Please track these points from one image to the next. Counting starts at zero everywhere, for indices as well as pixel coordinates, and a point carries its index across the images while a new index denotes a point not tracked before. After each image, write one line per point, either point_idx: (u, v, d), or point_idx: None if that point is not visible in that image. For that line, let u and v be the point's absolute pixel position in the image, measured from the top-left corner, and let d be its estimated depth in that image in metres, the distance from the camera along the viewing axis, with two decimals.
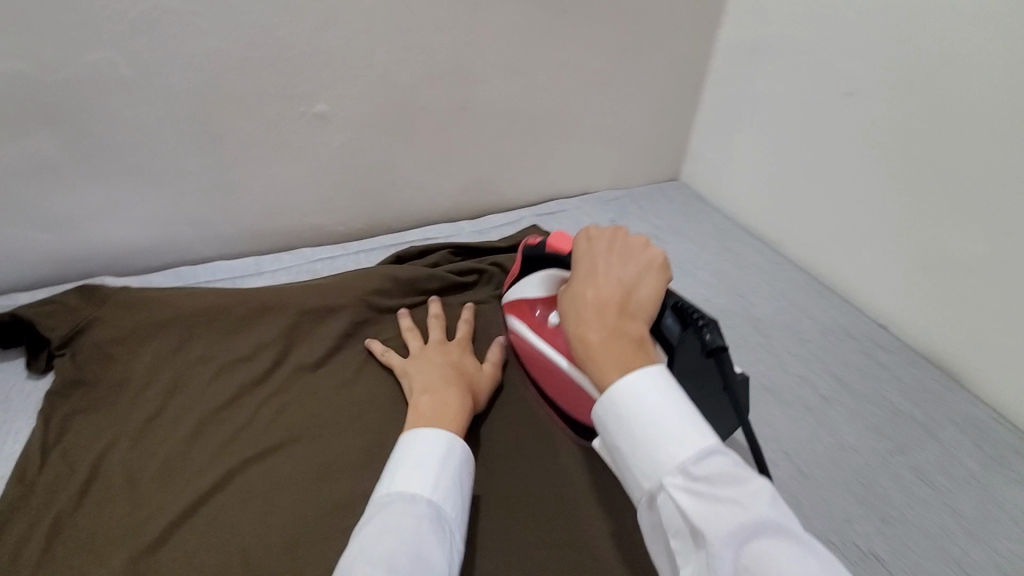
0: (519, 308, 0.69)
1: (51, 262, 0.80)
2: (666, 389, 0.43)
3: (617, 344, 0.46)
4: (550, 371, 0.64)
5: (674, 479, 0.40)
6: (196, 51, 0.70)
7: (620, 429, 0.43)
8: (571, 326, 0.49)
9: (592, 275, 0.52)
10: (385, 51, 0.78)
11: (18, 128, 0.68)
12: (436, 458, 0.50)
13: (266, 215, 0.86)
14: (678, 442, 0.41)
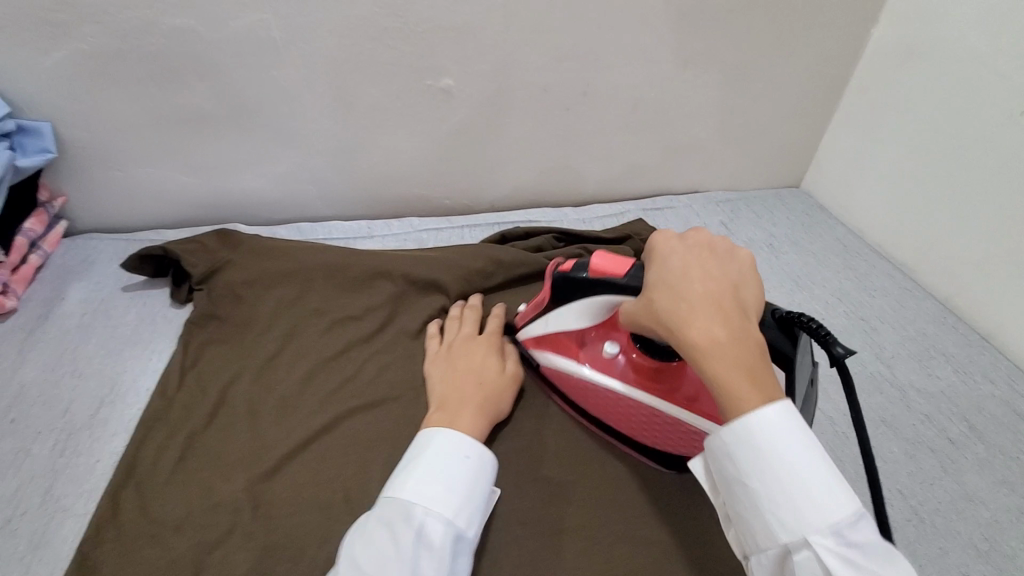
0: (559, 344, 0.62)
1: (195, 206, 0.88)
2: (811, 441, 0.40)
3: (744, 352, 0.42)
4: (616, 405, 0.58)
5: (823, 539, 0.38)
6: (340, 17, 0.73)
7: (759, 470, 0.40)
8: (683, 331, 0.43)
9: (686, 276, 0.46)
10: (515, 29, 0.78)
11: (182, 80, 0.76)
12: (424, 455, 0.49)
13: (383, 182, 0.90)
14: (833, 505, 0.38)
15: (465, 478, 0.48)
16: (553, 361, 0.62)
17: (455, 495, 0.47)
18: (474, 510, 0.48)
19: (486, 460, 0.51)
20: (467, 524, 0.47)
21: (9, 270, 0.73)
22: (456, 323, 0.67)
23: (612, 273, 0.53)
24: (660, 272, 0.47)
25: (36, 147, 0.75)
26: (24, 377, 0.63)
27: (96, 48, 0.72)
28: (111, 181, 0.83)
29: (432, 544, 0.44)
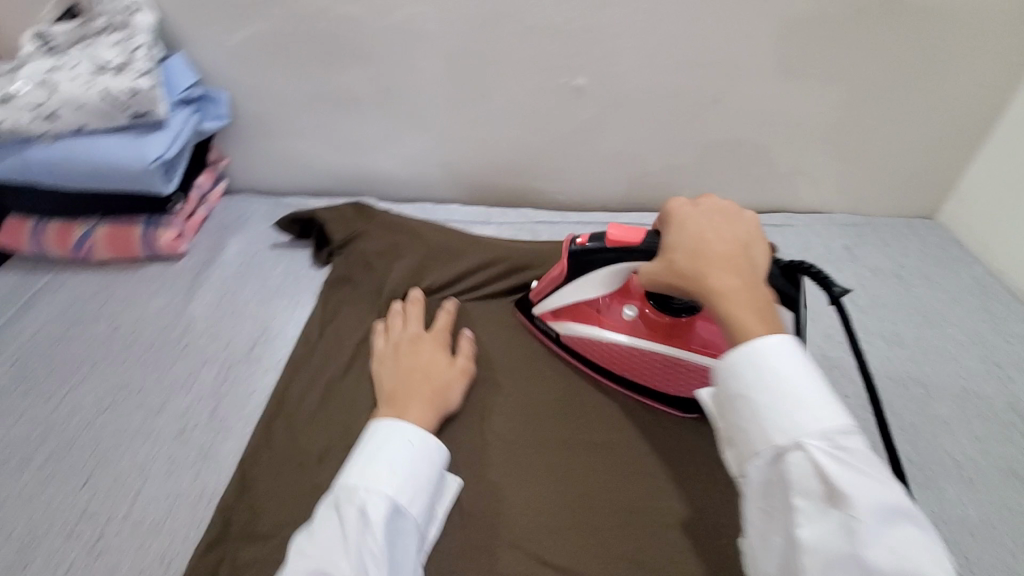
0: (578, 312, 0.66)
1: (333, 177, 0.96)
2: (802, 357, 0.44)
3: (751, 299, 0.47)
4: (639, 360, 0.62)
5: (817, 442, 0.40)
6: (492, 14, 0.77)
7: (758, 380, 0.44)
8: (701, 279, 0.49)
9: (702, 236, 0.52)
10: (658, 33, 0.79)
11: (341, 62, 0.83)
12: (365, 445, 0.52)
13: (505, 172, 0.94)
14: (823, 410, 0.42)
15: (406, 460, 0.51)
16: (579, 330, 0.65)
17: (395, 477, 0.49)
18: (415, 492, 0.50)
19: (431, 447, 0.53)
20: (409, 503, 0.49)
21: (184, 219, 0.80)
22: (400, 322, 0.67)
23: (632, 241, 0.57)
24: (676, 233, 0.54)
25: (211, 114, 0.84)
26: (193, 312, 0.72)
27: (275, 28, 0.80)
28: (268, 149, 0.93)
29: (374, 522, 0.46)
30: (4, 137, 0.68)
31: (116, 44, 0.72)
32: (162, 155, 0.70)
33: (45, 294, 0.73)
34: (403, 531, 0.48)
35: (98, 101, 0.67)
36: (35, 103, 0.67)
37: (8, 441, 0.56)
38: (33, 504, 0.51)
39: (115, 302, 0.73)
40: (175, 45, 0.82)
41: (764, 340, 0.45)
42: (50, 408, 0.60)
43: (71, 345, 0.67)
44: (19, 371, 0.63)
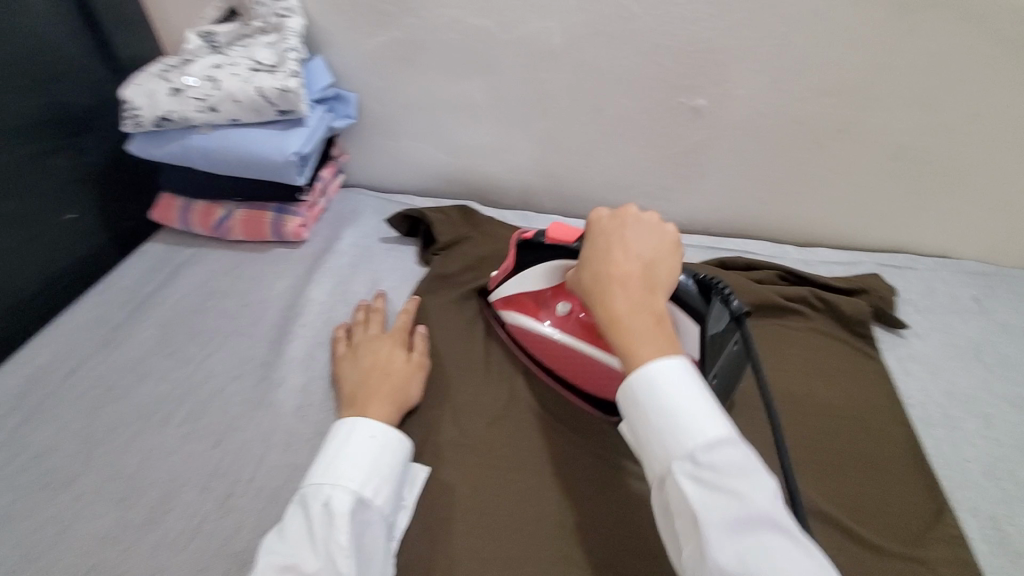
0: (521, 303, 0.68)
1: (442, 180, 1.00)
2: (686, 376, 0.43)
3: (640, 319, 0.45)
4: (560, 354, 0.64)
5: (681, 463, 0.40)
6: (619, 32, 0.78)
7: (639, 409, 0.43)
8: (594, 298, 0.48)
9: (606, 254, 0.49)
10: (789, 59, 0.76)
11: (465, 71, 0.86)
12: (330, 445, 0.53)
13: (609, 187, 0.94)
14: (695, 431, 0.40)
15: (364, 455, 0.52)
16: (517, 320, 0.67)
17: (358, 470, 0.51)
18: (384, 482, 0.52)
19: (396, 440, 0.55)
20: (375, 494, 0.50)
21: (309, 208, 0.86)
22: (362, 321, 0.70)
23: (567, 243, 0.59)
24: (582, 253, 0.51)
25: (340, 112, 0.90)
26: (311, 295, 0.77)
27: (408, 36, 0.84)
28: (385, 148, 0.98)
29: (340, 514, 0.47)
30: (171, 124, 0.75)
31: (270, 45, 0.79)
32: (301, 150, 0.76)
33: (189, 264, 0.82)
34: (370, 521, 0.49)
35: (254, 97, 0.74)
36: (200, 96, 0.74)
37: (153, 396, 0.63)
38: (173, 457, 0.57)
39: (245, 280, 0.80)
40: (316, 47, 0.88)
41: (645, 366, 0.43)
42: (188, 370, 0.66)
43: (208, 316, 0.73)
44: (164, 334, 0.70)
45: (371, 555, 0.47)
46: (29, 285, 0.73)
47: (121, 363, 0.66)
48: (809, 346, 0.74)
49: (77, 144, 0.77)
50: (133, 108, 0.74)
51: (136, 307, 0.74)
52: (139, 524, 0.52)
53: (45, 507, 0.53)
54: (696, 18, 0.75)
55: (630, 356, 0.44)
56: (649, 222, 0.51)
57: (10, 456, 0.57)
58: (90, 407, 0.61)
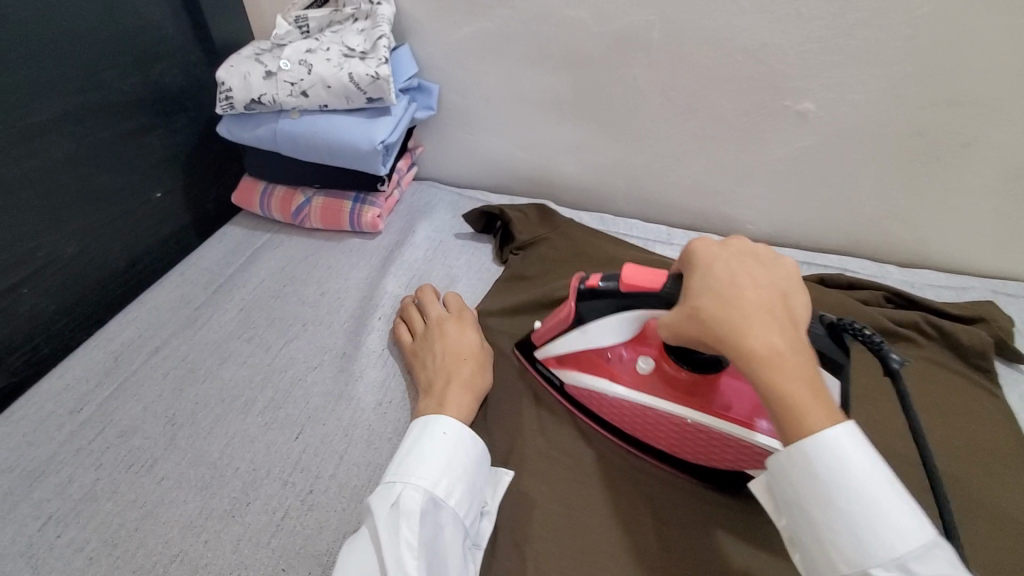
0: (584, 360, 0.59)
1: (518, 177, 0.98)
2: (873, 457, 0.37)
3: (800, 362, 0.38)
4: (645, 418, 0.55)
5: (884, 572, 0.34)
6: (724, 28, 0.73)
7: (816, 490, 0.37)
8: (737, 331, 0.39)
9: (735, 283, 0.42)
10: (909, 65, 0.70)
11: (553, 66, 0.83)
12: (406, 441, 0.50)
13: (693, 193, 0.90)
14: (892, 527, 0.35)
15: (437, 451, 0.48)
16: (584, 381, 0.59)
17: (432, 466, 0.47)
18: (458, 482, 0.48)
19: (469, 436, 0.51)
20: (449, 494, 0.47)
21: (386, 199, 0.85)
22: (419, 312, 0.66)
23: (648, 288, 0.50)
24: (700, 277, 0.44)
25: (421, 103, 0.88)
26: (387, 288, 0.75)
27: (497, 27, 0.81)
28: (462, 141, 0.96)
29: (409, 513, 0.44)
30: (262, 107, 0.75)
31: (362, 32, 0.77)
32: (388, 139, 0.75)
33: (270, 249, 0.82)
34: (445, 522, 0.46)
35: (345, 83, 0.72)
36: (293, 80, 0.73)
37: (234, 381, 0.62)
38: (254, 446, 0.56)
39: (322, 267, 0.79)
40: (402, 36, 0.86)
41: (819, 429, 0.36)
42: (268, 357, 0.65)
43: (286, 302, 0.73)
44: (244, 318, 0.70)
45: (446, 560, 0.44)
46: (117, 261, 0.73)
47: (204, 345, 0.66)
48: (917, 374, 0.69)
49: (169, 124, 0.77)
50: (226, 89, 0.74)
51: (216, 290, 0.74)
52: (221, 514, 0.50)
53: (130, 487, 0.51)
54: (813, 15, 0.70)
55: (795, 406, 0.37)
56: (766, 251, 0.45)
57: (96, 430, 0.56)
58: (173, 388, 0.60)
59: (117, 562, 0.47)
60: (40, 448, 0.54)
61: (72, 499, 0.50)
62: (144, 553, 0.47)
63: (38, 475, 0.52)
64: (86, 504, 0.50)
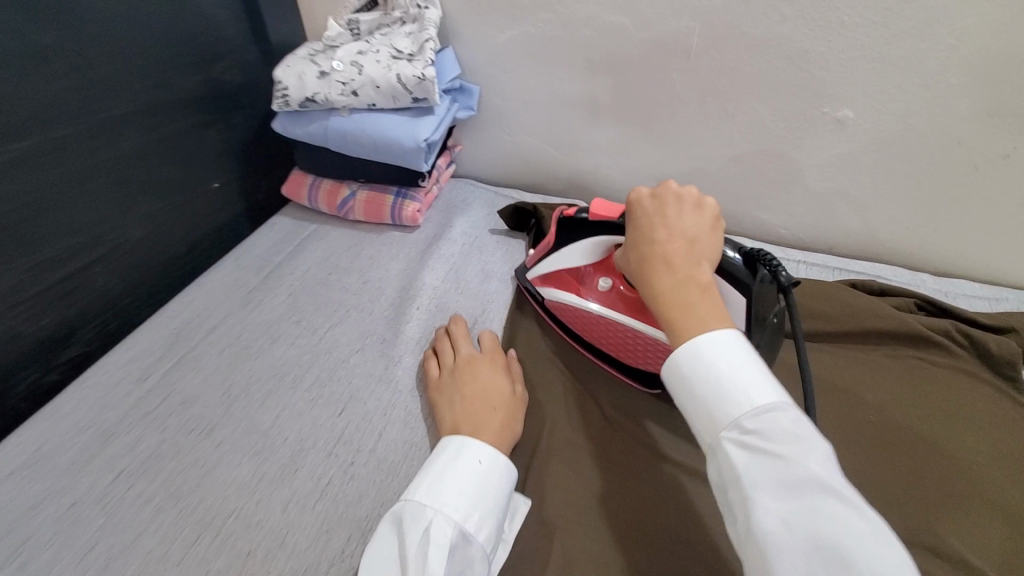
0: (562, 280, 0.71)
1: (552, 176, 1.01)
2: (727, 345, 0.44)
3: (683, 293, 0.47)
4: (602, 327, 0.66)
5: (728, 432, 0.41)
6: (765, 35, 0.74)
7: (681, 380, 0.45)
8: (642, 277, 0.50)
9: (647, 235, 0.52)
10: (952, 74, 0.70)
11: (592, 70, 0.85)
12: (433, 465, 0.50)
13: (726, 196, 0.92)
14: (737, 397, 0.41)
15: (468, 481, 0.49)
16: (558, 297, 0.70)
17: (463, 499, 0.47)
18: (486, 516, 0.48)
19: (501, 470, 0.51)
20: (478, 529, 0.47)
21: (426, 194, 0.89)
22: (449, 343, 0.66)
23: (611, 217, 0.61)
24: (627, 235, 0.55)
25: (462, 104, 0.92)
26: (426, 279, 0.79)
27: (540, 31, 0.84)
28: (500, 141, 1.00)
29: (439, 546, 0.44)
30: (315, 105, 0.80)
31: (409, 35, 0.81)
32: (431, 137, 0.78)
33: (316, 238, 0.87)
34: (472, 558, 0.46)
35: (393, 83, 0.76)
36: (345, 80, 0.77)
37: (284, 359, 0.66)
38: (302, 419, 0.60)
39: (364, 258, 0.83)
40: (447, 39, 0.90)
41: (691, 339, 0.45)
42: (314, 339, 0.69)
43: (331, 289, 0.77)
44: (293, 302, 0.74)
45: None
46: (178, 245, 0.78)
47: (256, 325, 0.71)
48: (946, 382, 0.69)
49: (228, 119, 0.83)
50: (283, 88, 0.79)
51: (268, 275, 0.79)
52: (273, 478, 0.55)
53: (191, 449, 0.56)
54: (855, 23, 0.70)
55: (675, 322, 0.47)
56: (688, 198, 0.53)
57: (161, 398, 0.61)
58: (228, 363, 0.65)
59: (181, 515, 0.51)
60: (111, 411, 0.59)
61: (141, 457, 0.55)
62: (204, 509, 0.52)
63: (111, 434, 0.57)
64: (153, 463, 0.55)
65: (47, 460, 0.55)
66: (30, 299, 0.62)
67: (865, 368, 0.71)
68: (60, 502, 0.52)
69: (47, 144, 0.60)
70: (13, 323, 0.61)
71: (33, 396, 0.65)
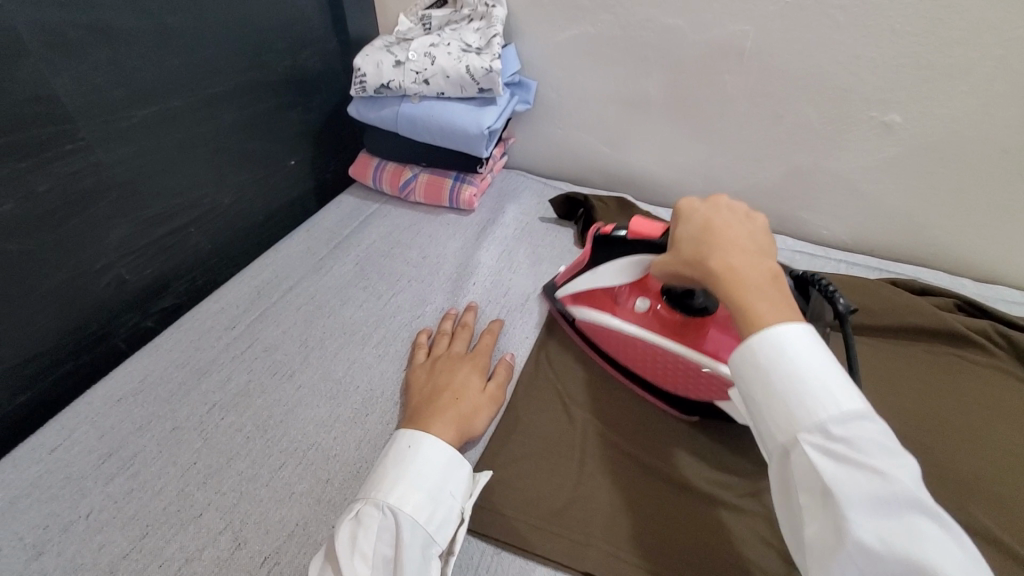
0: (596, 298, 0.68)
1: (601, 171, 1.06)
2: (812, 339, 0.39)
3: (756, 279, 0.43)
4: (638, 351, 0.62)
5: (809, 436, 0.36)
6: (817, 40, 0.78)
7: (755, 367, 0.40)
8: (702, 259, 0.46)
9: (706, 223, 0.48)
10: (999, 81, 0.73)
11: (646, 70, 0.90)
12: (382, 458, 0.52)
13: (769, 195, 0.95)
14: (823, 399, 0.37)
15: (395, 467, 0.49)
16: (590, 315, 0.67)
17: (390, 479, 0.48)
18: (411, 490, 0.47)
19: (439, 448, 0.51)
20: (402, 501, 0.47)
21: (482, 180, 0.95)
22: (445, 338, 0.68)
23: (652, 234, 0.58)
24: (679, 225, 0.51)
25: (520, 98, 0.97)
26: (483, 256, 0.85)
27: (600, 31, 0.89)
28: (552, 136, 1.05)
29: (364, 528, 0.46)
30: (389, 92, 0.86)
31: (477, 31, 0.86)
32: (493, 125, 0.84)
33: (381, 216, 0.93)
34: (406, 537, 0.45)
35: (462, 74, 0.82)
36: (418, 69, 0.84)
37: (354, 319, 0.73)
38: (371, 370, 0.66)
39: (423, 236, 0.89)
40: (511, 36, 0.96)
41: (761, 330, 0.40)
42: (379, 303, 0.75)
43: (394, 262, 0.83)
44: (359, 270, 0.81)
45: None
46: (257, 213, 0.86)
47: (329, 288, 0.77)
48: (983, 377, 0.71)
49: (308, 102, 0.90)
50: (362, 75, 0.86)
51: (336, 245, 0.86)
52: (348, 418, 0.60)
53: (275, 389, 0.63)
54: (906, 31, 0.73)
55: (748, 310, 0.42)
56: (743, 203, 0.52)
57: (246, 344, 0.68)
58: (305, 319, 0.72)
59: (269, 442, 0.57)
60: (204, 352, 0.66)
61: (232, 394, 0.62)
62: (287, 440, 0.58)
63: (203, 372, 0.64)
64: (242, 398, 0.61)
65: (150, 389, 0.62)
66: (138, 249, 0.70)
67: (906, 359, 0.74)
68: (164, 425, 0.58)
69: (158, 114, 0.68)
70: (122, 271, 0.68)
71: (132, 338, 0.72)
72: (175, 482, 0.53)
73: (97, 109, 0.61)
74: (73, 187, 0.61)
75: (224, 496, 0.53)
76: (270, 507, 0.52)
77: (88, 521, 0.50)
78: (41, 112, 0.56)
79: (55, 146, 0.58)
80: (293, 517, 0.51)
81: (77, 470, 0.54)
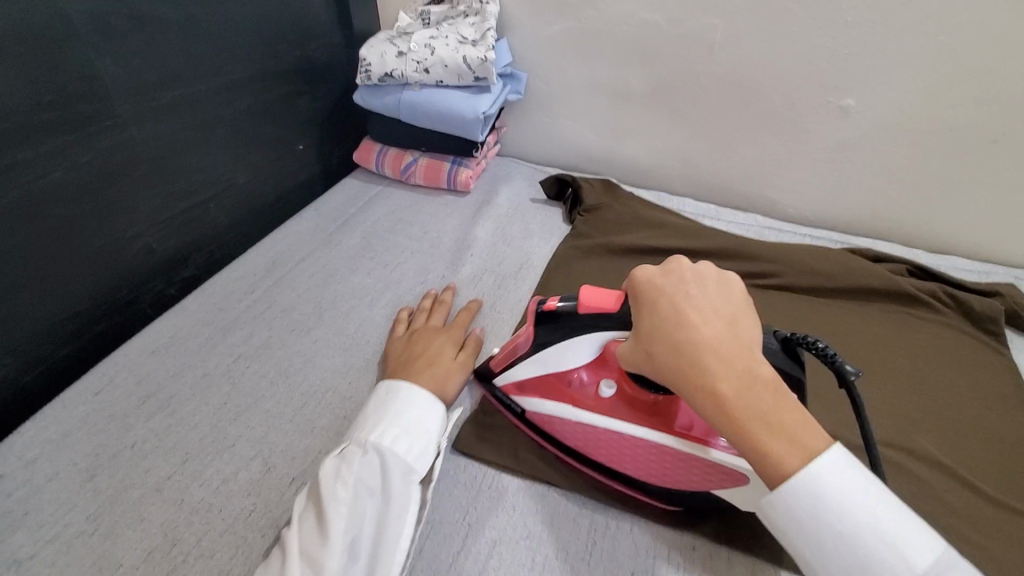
0: (546, 386, 0.59)
1: (587, 158, 1.14)
2: (864, 488, 0.38)
3: (754, 400, 0.40)
4: (611, 442, 0.56)
5: None
6: (779, 32, 0.86)
7: (811, 522, 0.38)
8: (691, 379, 0.42)
9: (680, 322, 0.44)
10: (940, 67, 0.82)
11: (627, 61, 0.98)
12: (366, 407, 0.56)
13: (742, 177, 1.03)
14: (894, 556, 0.36)
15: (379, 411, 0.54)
16: (546, 408, 0.58)
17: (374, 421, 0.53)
18: (390, 428, 0.52)
19: (415, 393, 0.56)
20: (382, 437, 0.51)
21: (477, 163, 1.02)
22: (425, 312, 0.73)
23: (608, 306, 0.50)
24: (647, 319, 0.45)
25: (512, 88, 1.05)
26: (478, 232, 0.92)
27: (585, 26, 0.97)
28: (542, 124, 1.13)
29: (349, 461, 0.50)
30: (392, 80, 0.93)
31: (473, 25, 0.94)
32: (488, 111, 0.92)
33: (384, 197, 1.01)
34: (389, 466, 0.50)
35: (459, 63, 0.90)
36: (419, 59, 0.91)
37: (362, 285, 0.79)
38: (380, 328, 0.72)
39: (423, 214, 0.96)
40: (503, 31, 1.03)
41: (795, 476, 0.39)
42: (386, 272, 0.82)
43: (396, 237, 0.90)
44: (366, 244, 0.88)
45: (386, 497, 0.48)
46: (268, 193, 0.92)
47: (338, 259, 0.84)
48: (929, 331, 0.80)
49: (314, 91, 0.96)
50: (367, 64, 0.93)
51: (344, 223, 0.93)
52: (361, 367, 0.67)
53: (294, 342, 0.69)
54: (857, 23, 0.82)
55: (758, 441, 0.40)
56: (709, 275, 0.46)
57: (265, 306, 0.74)
58: (317, 285, 0.78)
59: (291, 387, 0.64)
60: (228, 313, 0.73)
61: (255, 346, 0.68)
62: (306, 384, 0.64)
63: (228, 329, 0.70)
64: (264, 350, 0.68)
65: (181, 344, 0.68)
66: (164, 221, 0.76)
67: (861, 317, 0.82)
68: (195, 372, 0.65)
69: (184, 97, 0.74)
70: (150, 241, 0.74)
71: (157, 303, 0.78)
72: (209, 419, 0.60)
73: (131, 90, 0.68)
74: (110, 160, 0.67)
75: (253, 430, 0.59)
76: (295, 438, 0.59)
77: (134, 450, 0.57)
78: (87, 91, 0.63)
79: (96, 122, 0.65)
80: (316, 446, 0.58)
81: (121, 409, 0.61)
